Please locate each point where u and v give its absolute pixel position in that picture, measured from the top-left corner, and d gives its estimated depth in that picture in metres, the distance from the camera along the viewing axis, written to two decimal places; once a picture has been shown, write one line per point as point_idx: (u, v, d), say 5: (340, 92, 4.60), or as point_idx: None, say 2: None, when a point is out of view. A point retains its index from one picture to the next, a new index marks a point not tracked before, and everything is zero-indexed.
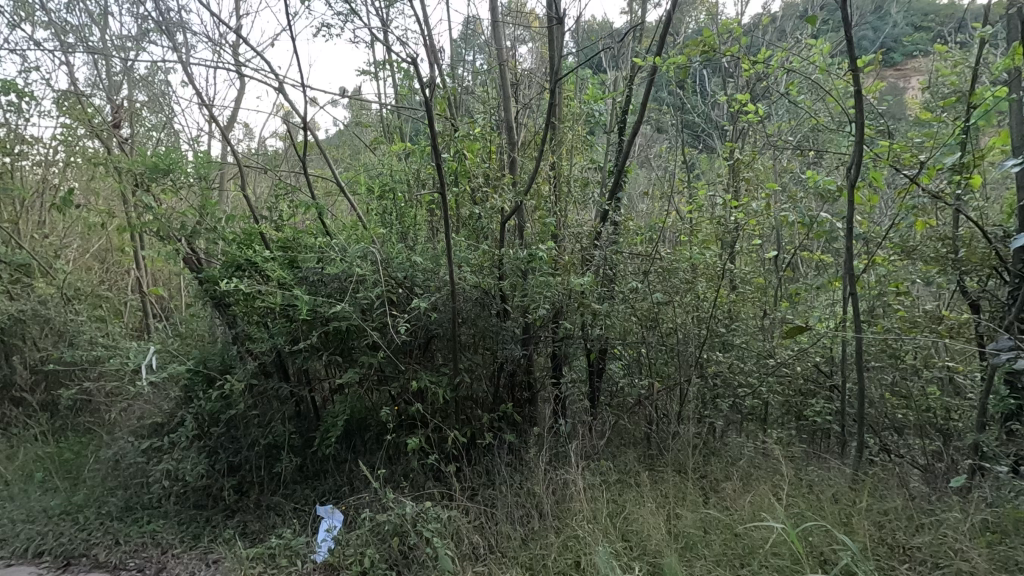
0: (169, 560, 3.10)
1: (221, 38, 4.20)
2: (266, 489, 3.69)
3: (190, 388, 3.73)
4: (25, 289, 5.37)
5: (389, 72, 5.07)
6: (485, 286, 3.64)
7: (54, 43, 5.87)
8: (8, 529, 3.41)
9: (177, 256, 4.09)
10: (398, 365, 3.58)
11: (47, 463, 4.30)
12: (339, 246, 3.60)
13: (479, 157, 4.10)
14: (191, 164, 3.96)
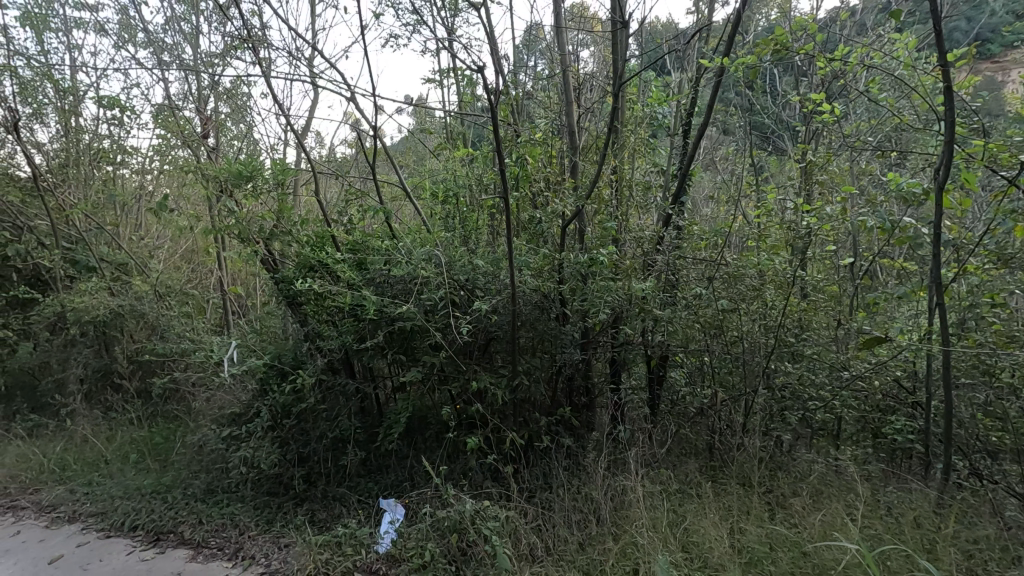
0: (245, 541, 3.30)
1: (298, 52, 4.42)
2: (333, 480, 3.86)
3: (266, 382, 3.95)
4: (124, 286, 5.89)
5: (454, 80, 5.20)
6: (545, 289, 3.66)
7: (152, 61, 6.43)
8: (107, 503, 3.74)
9: (256, 257, 4.37)
10: (458, 365, 3.66)
11: (140, 445, 4.69)
12: (404, 249, 3.71)
13: (541, 162, 4.13)
14: (270, 171, 4.21)
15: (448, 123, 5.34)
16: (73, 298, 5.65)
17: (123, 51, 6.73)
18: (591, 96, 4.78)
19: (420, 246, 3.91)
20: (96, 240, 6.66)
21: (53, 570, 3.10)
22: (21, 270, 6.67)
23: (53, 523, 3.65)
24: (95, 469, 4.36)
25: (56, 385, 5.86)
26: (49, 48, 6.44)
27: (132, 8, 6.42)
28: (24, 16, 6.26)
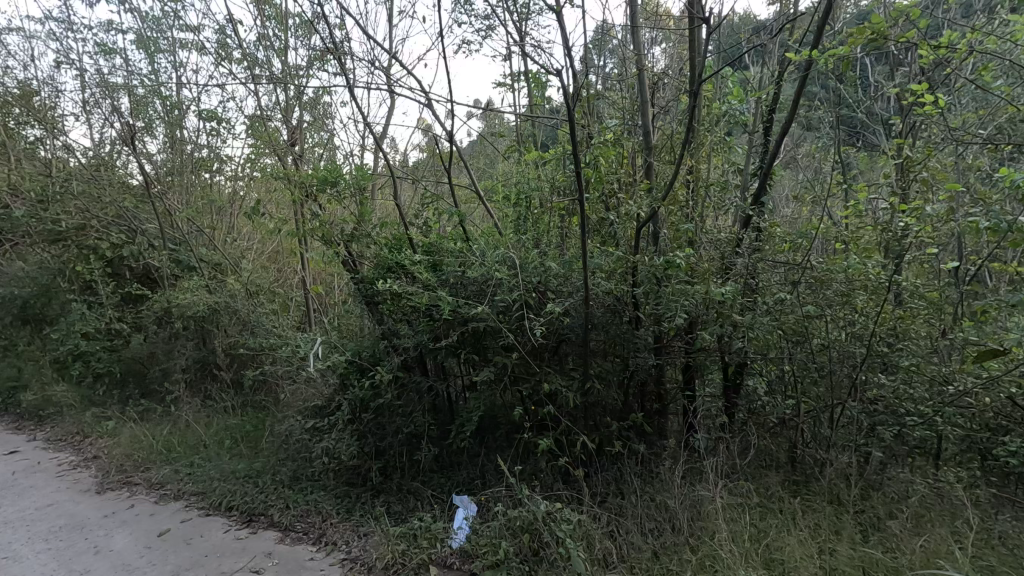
0: (328, 527, 3.47)
1: (378, 62, 4.63)
2: (408, 474, 4.00)
3: (346, 377, 4.15)
4: (221, 284, 6.38)
5: (525, 83, 5.25)
6: (618, 292, 3.62)
7: (246, 75, 6.93)
8: (207, 485, 4.06)
9: (338, 258, 4.61)
10: (530, 367, 3.68)
11: (234, 432, 5.07)
12: (478, 251, 3.79)
13: (614, 163, 4.09)
14: (352, 176, 4.43)
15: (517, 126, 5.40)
16: (178, 294, 6.19)
17: (221, 67, 7.31)
18: (664, 96, 4.68)
19: (493, 248, 3.98)
20: (196, 242, 7.26)
21: (162, 541, 3.39)
22: (133, 269, 7.38)
23: (161, 500, 4.00)
24: (195, 452, 4.74)
25: (162, 374, 6.44)
26: (159, 67, 7.10)
27: (229, 27, 6.95)
28: (139, 40, 6.94)
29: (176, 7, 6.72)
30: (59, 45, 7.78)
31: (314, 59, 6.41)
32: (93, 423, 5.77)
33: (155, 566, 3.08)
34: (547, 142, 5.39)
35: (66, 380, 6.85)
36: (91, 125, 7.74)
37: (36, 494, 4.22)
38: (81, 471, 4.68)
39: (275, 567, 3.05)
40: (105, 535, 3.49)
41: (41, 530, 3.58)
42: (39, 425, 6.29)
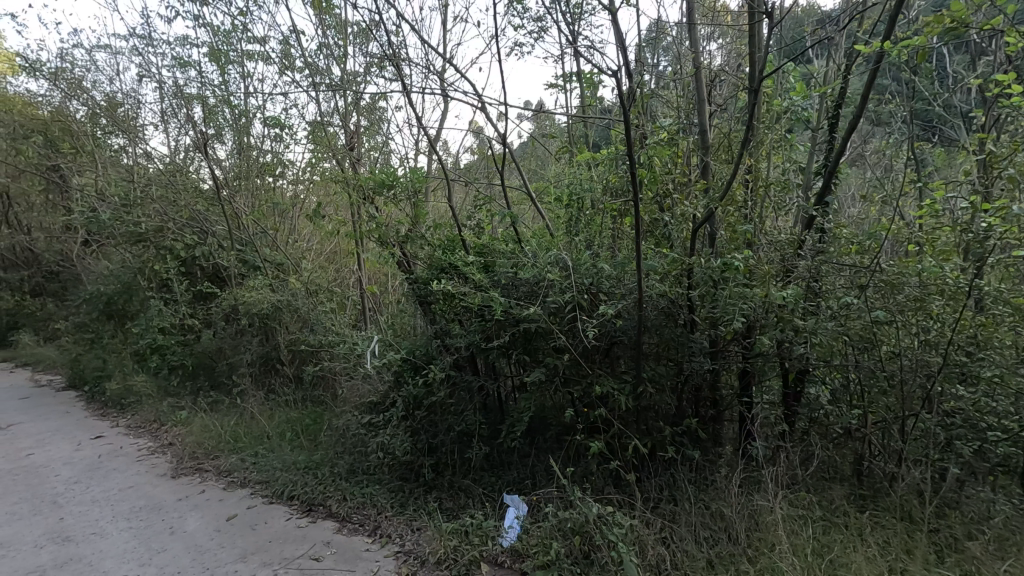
0: (383, 520, 3.57)
1: (432, 67, 4.75)
2: (459, 471, 4.06)
3: (400, 375, 4.26)
4: (283, 283, 6.70)
5: (578, 84, 5.24)
6: (673, 294, 3.56)
7: (308, 83, 7.24)
8: (270, 474, 4.26)
9: (394, 258, 4.74)
10: (582, 369, 3.66)
11: (294, 425, 5.30)
12: (531, 252, 3.81)
13: (668, 163, 4.01)
14: (407, 179, 4.56)
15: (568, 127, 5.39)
16: (244, 293, 6.56)
17: (285, 76, 7.66)
18: (721, 94, 4.56)
19: (545, 249, 3.99)
20: (261, 243, 7.64)
21: (229, 526, 3.58)
22: (204, 268, 7.85)
23: (229, 487, 4.23)
24: (259, 442, 4.99)
25: (230, 367, 6.81)
26: (228, 78, 7.52)
27: (292, 38, 7.28)
28: (211, 53, 7.37)
29: (244, 20, 7.10)
30: (140, 60, 8.37)
31: (372, 66, 6.63)
32: (168, 412, 6.17)
33: (223, 548, 3.25)
34: (599, 142, 5.37)
35: (145, 372, 7.35)
36: (168, 133, 8.28)
37: (119, 476, 4.55)
38: (158, 456, 5.02)
39: (333, 555, 3.15)
40: (179, 517, 3.72)
41: (123, 510, 3.86)
42: (121, 412, 6.78)
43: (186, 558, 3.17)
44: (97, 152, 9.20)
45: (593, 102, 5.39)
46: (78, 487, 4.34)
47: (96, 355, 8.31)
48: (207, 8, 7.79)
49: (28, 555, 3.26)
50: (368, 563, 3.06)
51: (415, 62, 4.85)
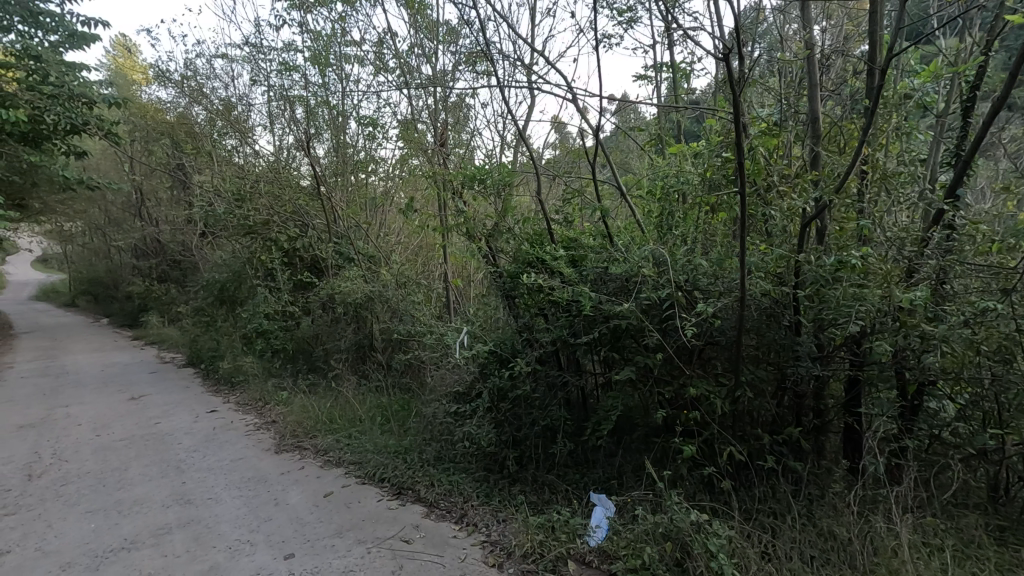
0: (469, 508, 3.62)
1: (521, 63, 4.74)
2: (543, 466, 4.04)
3: (486, 366, 4.30)
4: (375, 275, 7.05)
5: (668, 73, 5.06)
6: (776, 294, 3.33)
7: (401, 82, 7.51)
8: (362, 456, 4.46)
9: (480, 252, 4.82)
10: (675, 369, 3.51)
11: (384, 410, 5.53)
12: (622, 247, 3.70)
13: (773, 155, 3.75)
14: (496, 173, 4.60)
15: (658, 119, 5.21)
16: (340, 284, 7.00)
17: (379, 77, 8.00)
18: (831, 79, 4.19)
19: (636, 245, 3.86)
20: (355, 236, 8.06)
21: (326, 502, 3.77)
22: (305, 259, 8.45)
23: (325, 465, 4.48)
24: (352, 424, 5.25)
25: (327, 353, 7.25)
26: (328, 80, 7.95)
27: (387, 38, 7.57)
28: (313, 57, 7.83)
29: (343, 25, 7.47)
30: (252, 67, 9.07)
31: (461, 64, 6.76)
32: (272, 392, 6.66)
33: (321, 523, 3.43)
34: (691, 134, 5.15)
35: (252, 353, 7.98)
36: (274, 134, 8.91)
37: (231, 448, 4.96)
38: (263, 432, 5.42)
39: (422, 538, 3.21)
40: (282, 490, 3.97)
41: (235, 479, 4.19)
42: (231, 389, 7.40)
43: (289, 529, 3.37)
44: (213, 151, 10.09)
45: (685, 92, 5.18)
46: (196, 456, 4.76)
47: (212, 337, 9.14)
48: (310, 15, 8.28)
49: (157, 513, 3.62)
50: (456, 549, 3.10)
51: (503, 58, 4.85)
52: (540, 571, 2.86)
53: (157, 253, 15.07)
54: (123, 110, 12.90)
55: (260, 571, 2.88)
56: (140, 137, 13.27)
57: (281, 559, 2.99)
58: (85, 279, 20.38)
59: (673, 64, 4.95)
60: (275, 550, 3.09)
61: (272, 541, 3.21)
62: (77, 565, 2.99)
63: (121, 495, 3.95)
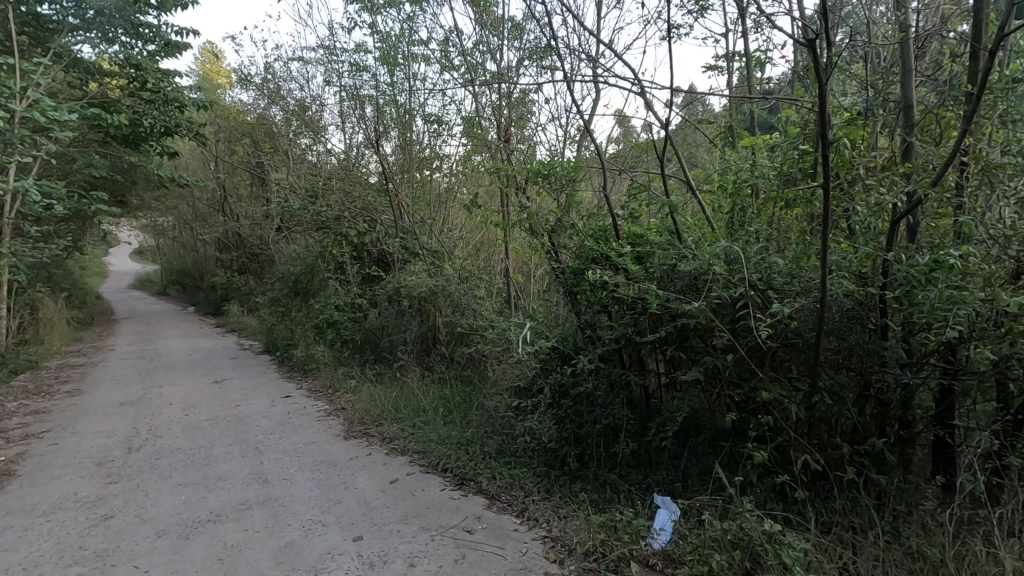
0: (530, 502, 3.63)
1: (587, 56, 4.67)
2: (604, 465, 3.99)
3: (549, 362, 4.30)
4: (438, 269, 7.22)
5: (741, 62, 4.85)
6: (861, 295, 3.11)
7: (466, 79, 7.60)
8: (426, 445, 4.58)
9: (543, 248, 4.82)
10: (746, 371, 3.36)
11: (447, 401, 5.65)
12: (692, 243, 3.58)
13: (859, 147, 3.50)
14: (562, 168, 4.59)
15: (729, 110, 5.00)
16: (406, 277, 7.20)
17: (445, 75, 8.13)
18: (924, 63, 3.87)
19: (706, 241, 3.73)
20: (420, 231, 8.27)
21: (392, 488, 3.90)
22: (372, 253, 8.77)
23: (391, 452, 4.63)
24: (416, 414, 5.40)
25: (392, 344, 7.50)
26: (396, 79, 8.17)
27: (453, 36, 7.68)
28: (382, 57, 8.06)
29: (411, 25, 7.64)
30: (325, 68, 9.46)
31: (525, 58, 6.76)
32: (341, 379, 6.97)
33: (387, 509, 3.54)
34: (764, 125, 4.92)
35: (323, 342, 8.38)
36: (345, 132, 9.27)
37: (304, 431, 5.23)
38: (333, 418, 5.68)
39: (484, 530, 3.26)
40: (351, 474, 4.15)
41: (308, 462, 4.41)
42: (304, 375, 7.80)
43: (358, 512, 3.50)
44: (289, 150, 10.63)
45: (758, 82, 4.94)
46: (274, 438, 5.05)
47: (286, 326, 9.69)
48: (379, 16, 8.54)
49: (239, 490, 3.87)
50: (517, 543, 3.12)
51: (568, 52, 4.79)
52: (602, 570, 2.83)
53: (237, 245, 16.10)
54: (209, 112, 13.81)
55: (332, 550, 3.01)
56: (224, 137, 14.18)
57: (351, 540, 3.11)
58: (176, 270, 22.14)
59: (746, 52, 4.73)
60: (346, 532, 3.22)
61: (342, 522, 3.35)
62: (170, 533, 3.24)
63: (208, 471, 4.25)
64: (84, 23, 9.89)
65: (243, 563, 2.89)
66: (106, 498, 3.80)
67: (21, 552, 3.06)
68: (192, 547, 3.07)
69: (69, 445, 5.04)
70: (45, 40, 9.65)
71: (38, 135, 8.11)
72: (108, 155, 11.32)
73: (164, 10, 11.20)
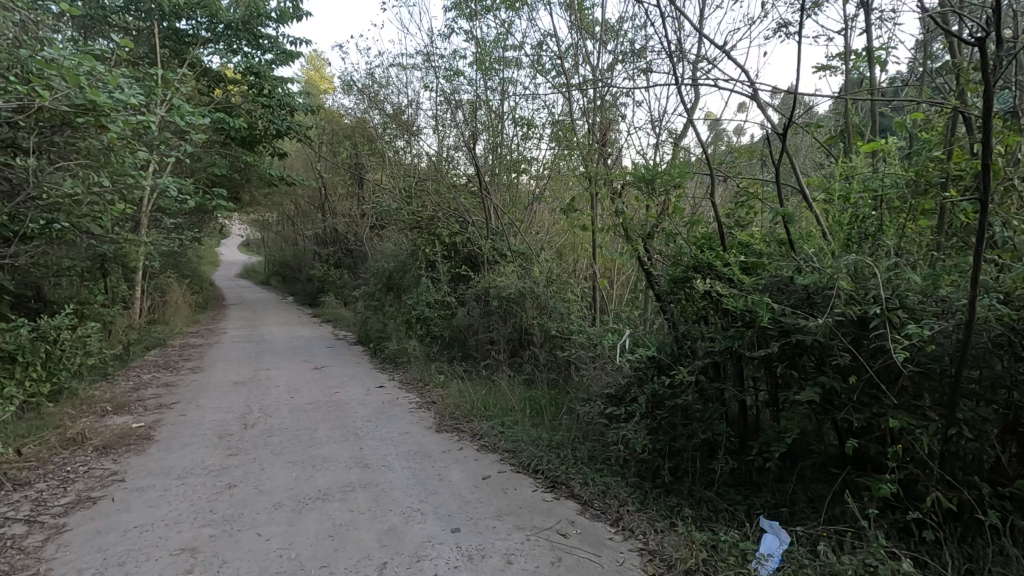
0: (623, 511, 3.57)
1: (691, 59, 4.50)
2: (701, 481, 3.85)
3: (644, 372, 4.20)
4: (527, 270, 7.29)
5: (860, 62, 4.52)
6: (1013, 320, 2.78)
7: (559, 82, 7.61)
8: (516, 445, 4.63)
9: (639, 254, 4.71)
10: (868, 395, 3.11)
11: (534, 403, 5.70)
12: (810, 255, 3.35)
13: (1012, 154, 3.14)
14: (663, 173, 4.42)
15: (844, 112, 4.68)
16: (495, 278, 7.35)
17: (537, 79, 8.21)
18: None
19: (827, 253, 3.46)
20: (508, 233, 8.40)
21: (485, 484, 3.98)
22: (462, 253, 9.01)
23: (481, 449, 4.73)
24: (505, 413, 5.49)
25: (480, 342, 7.67)
26: (490, 84, 8.35)
27: (547, 41, 7.74)
28: (477, 62, 8.25)
29: (507, 30, 7.77)
30: (422, 74, 9.85)
31: (622, 61, 6.66)
32: (431, 374, 7.23)
33: (482, 504, 3.62)
34: (883, 129, 4.57)
35: (413, 337, 8.74)
36: (439, 135, 9.59)
37: (398, 422, 5.47)
38: (425, 411, 5.89)
39: (579, 535, 3.25)
40: (445, 467, 4.28)
41: (404, 451, 4.60)
42: (395, 367, 8.17)
43: (453, 505, 3.61)
44: (386, 152, 11.17)
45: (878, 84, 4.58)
46: (370, 426, 5.32)
47: (380, 320, 10.18)
48: (476, 23, 8.77)
49: (343, 472, 4.11)
50: (612, 551, 3.08)
51: (670, 55, 4.65)
52: None
53: (334, 241, 17.15)
54: (314, 117, 14.80)
55: (431, 539, 3.12)
56: (327, 140, 15.14)
57: (449, 531, 3.22)
58: (279, 262, 23.93)
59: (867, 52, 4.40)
60: (444, 523, 3.33)
61: (440, 513, 3.46)
62: (285, 506, 3.50)
63: (315, 451, 4.56)
64: (215, 35, 10.93)
65: (351, 542, 3.06)
66: (228, 468, 4.17)
67: (162, 510, 3.42)
68: (306, 521, 3.29)
69: (195, 417, 5.59)
70: (182, 52, 10.75)
71: (176, 138, 9.07)
72: (228, 155, 12.44)
73: (282, 23, 12.12)
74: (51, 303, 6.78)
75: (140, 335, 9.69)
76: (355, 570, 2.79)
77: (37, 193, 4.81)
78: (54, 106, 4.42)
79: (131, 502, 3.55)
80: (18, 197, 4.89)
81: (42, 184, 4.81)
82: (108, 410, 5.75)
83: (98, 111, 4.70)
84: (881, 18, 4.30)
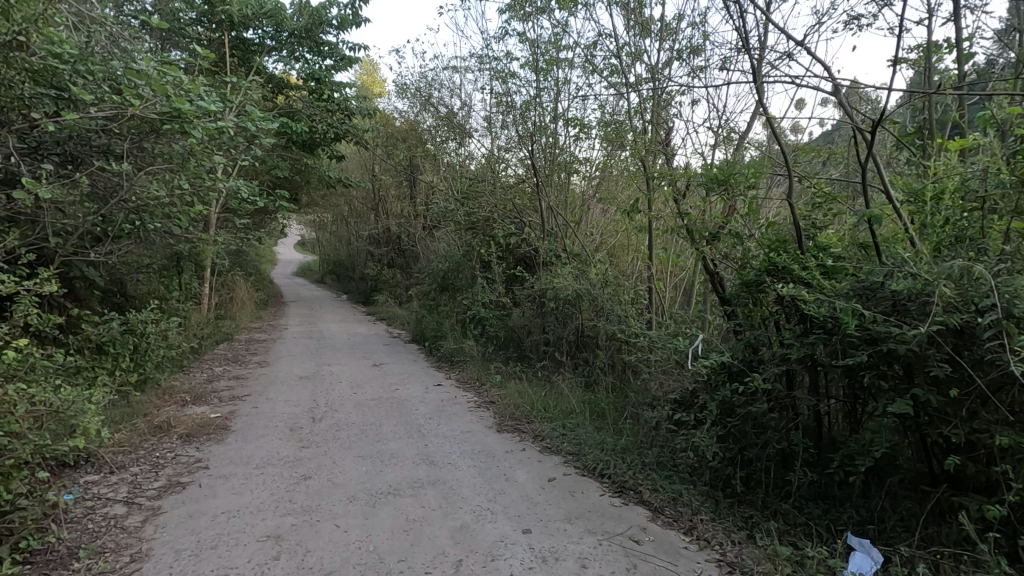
0: (695, 519, 3.49)
1: (760, 56, 4.35)
2: (777, 492, 3.71)
3: (713, 378, 4.09)
4: (583, 272, 7.26)
5: (946, 54, 4.26)
6: None
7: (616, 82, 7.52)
8: (579, 448, 4.61)
9: (706, 257, 4.60)
10: (968, 410, 2.92)
11: (594, 406, 5.67)
12: (903, 260, 3.19)
13: None
14: (733, 174, 4.30)
15: (926, 107, 4.42)
16: (550, 280, 7.35)
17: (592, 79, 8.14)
18: None
19: (920, 258, 3.26)
20: (563, 234, 8.38)
21: (551, 486, 3.98)
22: (517, 255, 9.08)
23: (544, 450, 4.73)
24: (565, 415, 5.48)
25: (535, 343, 7.70)
26: (545, 84, 8.32)
27: (603, 39, 7.66)
28: (532, 64, 8.25)
29: (563, 30, 7.73)
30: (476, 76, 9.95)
31: (681, 58, 6.49)
32: (488, 374, 7.30)
33: (550, 506, 3.62)
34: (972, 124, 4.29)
35: (470, 338, 8.86)
36: (492, 136, 9.65)
37: (459, 420, 5.54)
38: (484, 410, 5.95)
39: (653, 542, 3.19)
40: (510, 467, 4.31)
41: (468, 450, 4.66)
42: (451, 366, 8.31)
43: (522, 506, 3.62)
44: (439, 153, 11.35)
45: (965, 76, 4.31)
46: (432, 423, 5.42)
47: (434, 319, 10.36)
48: (530, 23, 8.77)
49: (410, 468, 4.19)
50: (690, 561, 3.02)
51: (737, 52, 4.51)
52: None
53: (387, 241, 17.59)
54: (370, 120, 15.25)
55: (504, 539, 3.15)
56: (382, 142, 15.54)
57: (520, 532, 3.23)
58: (334, 262, 24.79)
59: (954, 42, 4.14)
60: (514, 523, 3.35)
61: (509, 513, 3.48)
62: (359, 500, 3.61)
63: (382, 446, 4.68)
64: (278, 43, 11.38)
65: (426, 538, 3.12)
66: (303, 459, 4.35)
67: (245, 497, 3.60)
68: (381, 515, 3.39)
69: (266, 409, 5.84)
70: (249, 60, 11.25)
71: (245, 142, 9.50)
72: (290, 158, 12.94)
73: (341, 29, 12.49)
74: (135, 299, 7.24)
75: (212, 330, 10.23)
76: (432, 566, 2.84)
77: (128, 196, 5.11)
78: (143, 114, 4.67)
79: (218, 488, 3.75)
80: (111, 199, 5.13)
81: (132, 187, 5.11)
82: (187, 400, 6.08)
83: (182, 118, 4.93)
84: (970, 5, 4.04)
